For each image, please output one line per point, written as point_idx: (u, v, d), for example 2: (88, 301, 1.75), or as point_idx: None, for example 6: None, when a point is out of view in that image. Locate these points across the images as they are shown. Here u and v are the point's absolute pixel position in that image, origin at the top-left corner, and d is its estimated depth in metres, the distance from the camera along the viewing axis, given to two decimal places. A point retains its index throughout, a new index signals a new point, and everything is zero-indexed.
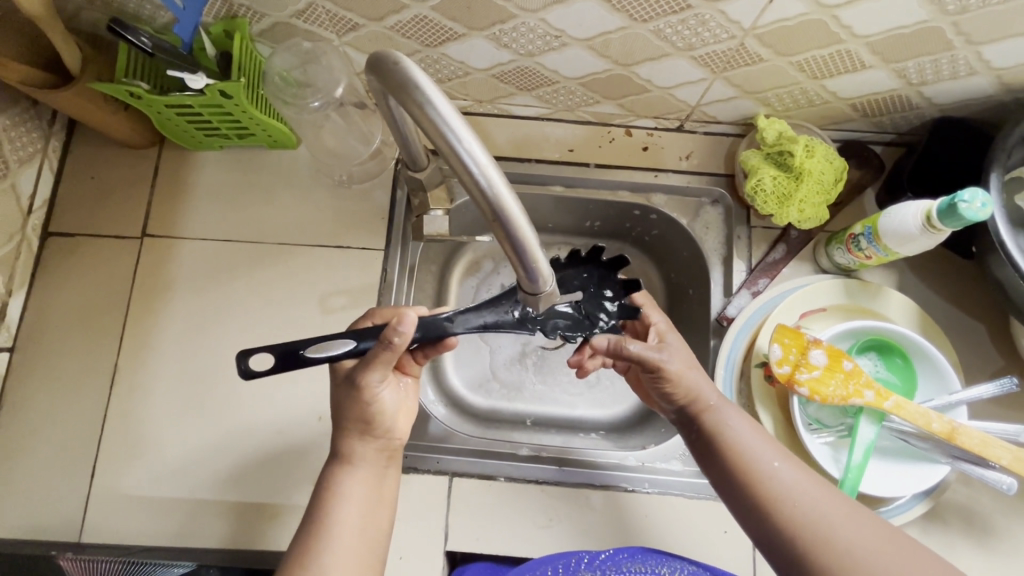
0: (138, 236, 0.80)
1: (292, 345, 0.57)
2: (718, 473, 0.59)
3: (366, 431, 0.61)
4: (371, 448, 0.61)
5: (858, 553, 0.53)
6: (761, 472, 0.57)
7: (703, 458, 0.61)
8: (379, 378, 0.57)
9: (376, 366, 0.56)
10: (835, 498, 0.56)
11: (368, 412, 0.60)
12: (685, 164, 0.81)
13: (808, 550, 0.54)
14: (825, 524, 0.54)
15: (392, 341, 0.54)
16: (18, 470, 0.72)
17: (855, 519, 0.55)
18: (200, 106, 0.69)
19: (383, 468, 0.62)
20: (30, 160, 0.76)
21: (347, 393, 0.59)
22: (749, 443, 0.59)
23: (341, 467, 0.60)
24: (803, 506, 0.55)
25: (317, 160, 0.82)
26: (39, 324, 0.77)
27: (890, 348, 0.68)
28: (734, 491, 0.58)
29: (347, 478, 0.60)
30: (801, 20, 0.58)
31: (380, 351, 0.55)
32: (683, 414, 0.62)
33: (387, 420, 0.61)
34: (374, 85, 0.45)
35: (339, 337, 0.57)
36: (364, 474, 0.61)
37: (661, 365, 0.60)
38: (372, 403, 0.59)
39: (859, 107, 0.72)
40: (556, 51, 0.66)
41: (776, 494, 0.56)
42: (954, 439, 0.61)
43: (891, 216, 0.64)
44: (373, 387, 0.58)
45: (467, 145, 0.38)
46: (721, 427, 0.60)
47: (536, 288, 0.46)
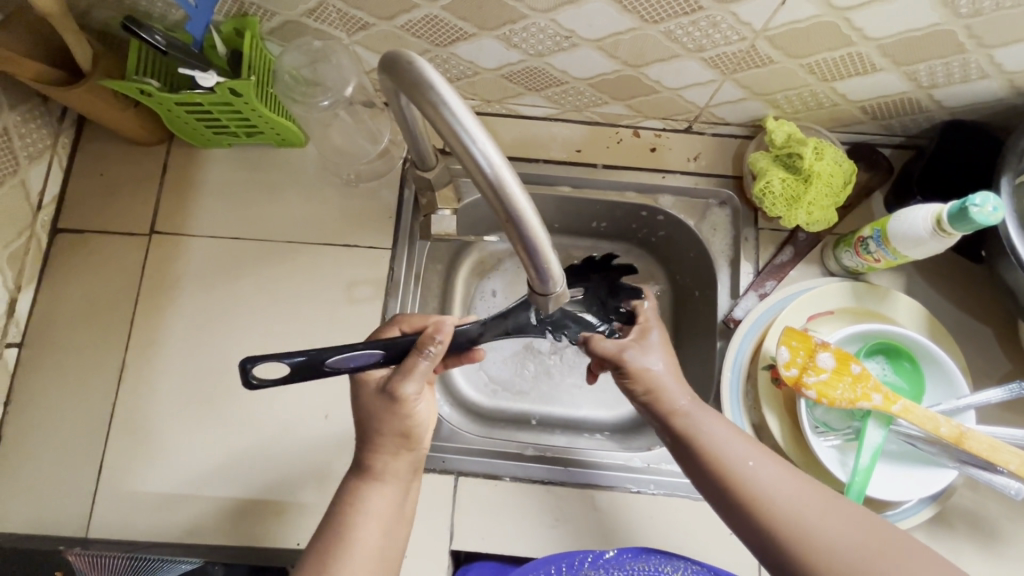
0: (146, 233, 0.80)
1: (318, 356, 0.55)
2: (698, 477, 0.57)
3: (402, 447, 0.60)
4: (400, 462, 0.61)
5: (845, 554, 0.50)
6: (739, 474, 0.55)
7: (681, 462, 0.58)
8: (416, 388, 0.58)
9: (415, 374, 0.57)
10: (818, 496, 0.54)
11: (404, 424, 0.59)
12: (693, 165, 0.81)
13: (794, 552, 0.52)
14: (810, 526, 0.52)
15: (430, 349, 0.57)
16: (25, 465, 0.73)
17: (841, 517, 0.52)
18: (210, 104, 0.69)
19: (409, 481, 0.62)
20: (40, 156, 0.76)
21: (382, 405, 0.59)
22: (724, 444, 0.57)
23: (368, 483, 0.59)
24: (786, 508, 0.53)
25: (325, 159, 0.82)
26: (47, 320, 0.77)
27: (898, 352, 0.68)
28: (714, 494, 0.56)
29: (375, 494, 0.59)
30: (813, 22, 0.58)
31: (418, 361, 0.57)
32: (656, 416, 0.60)
33: (422, 432, 0.61)
34: (386, 85, 0.46)
35: (366, 345, 0.58)
36: (392, 490, 0.60)
37: (626, 361, 0.61)
38: (409, 416, 0.59)
39: (869, 110, 0.72)
40: (567, 52, 0.66)
41: (757, 495, 0.54)
42: (962, 444, 0.61)
43: (901, 219, 0.64)
44: (412, 400, 0.58)
45: (480, 145, 0.38)
46: (695, 428, 0.58)
47: (546, 289, 0.46)
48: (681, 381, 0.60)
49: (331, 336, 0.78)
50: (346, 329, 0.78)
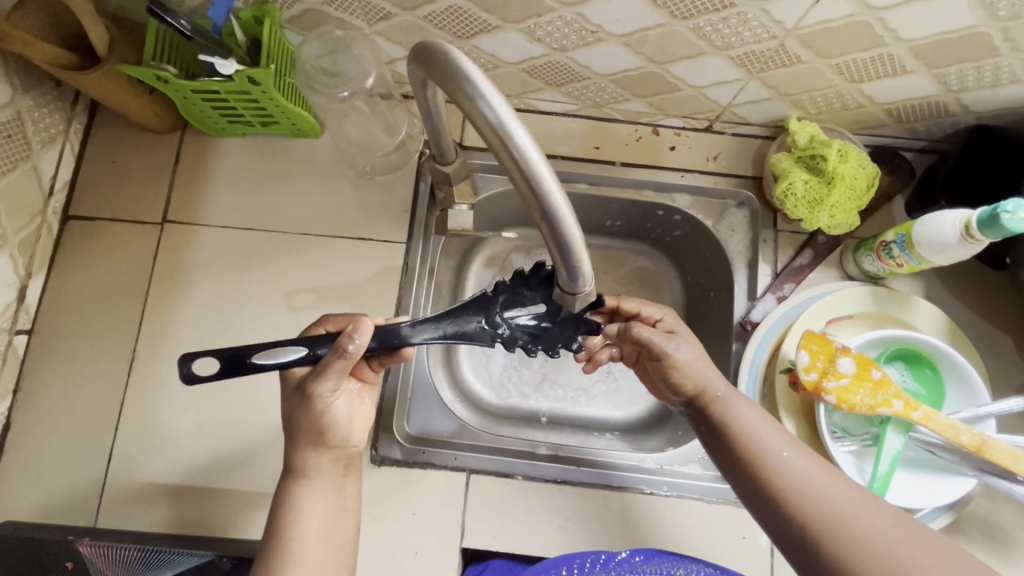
0: (158, 222, 0.79)
1: (239, 351, 0.54)
2: (727, 463, 0.57)
3: (320, 442, 0.58)
4: (327, 458, 0.59)
5: (876, 550, 0.49)
6: (771, 463, 0.54)
7: (712, 447, 0.58)
8: (332, 385, 0.55)
9: (328, 373, 0.54)
10: (852, 490, 0.53)
11: (321, 421, 0.57)
12: (712, 165, 0.80)
13: (821, 544, 0.51)
14: (841, 518, 0.51)
15: (346, 347, 0.52)
16: (34, 452, 0.72)
17: (875, 514, 0.51)
18: (227, 92, 0.68)
19: (341, 476, 0.61)
20: (52, 142, 0.75)
21: (298, 402, 0.56)
22: (758, 433, 0.56)
23: (297, 482, 0.58)
24: (817, 500, 0.52)
25: (340, 151, 0.81)
26: (58, 307, 0.76)
27: (918, 358, 0.67)
28: (743, 481, 0.55)
29: (306, 492, 0.58)
30: (845, 21, 0.57)
31: (332, 359, 0.53)
32: (689, 404, 0.59)
33: (341, 429, 0.59)
34: (416, 75, 0.45)
35: (290, 342, 0.55)
36: (323, 485, 0.59)
37: (669, 353, 0.58)
38: (324, 413, 0.57)
39: (895, 113, 0.71)
40: (591, 46, 0.65)
41: (788, 484, 0.53)
42: (983, 452, 0.60)
43: (927, 224, 0.63)
44: (325, 396, 0.55)
45: (519, 139, 0.38)
46: (729, 415, 0.57)
47: (575, 288, 0.45)
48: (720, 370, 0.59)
49: None
50: None
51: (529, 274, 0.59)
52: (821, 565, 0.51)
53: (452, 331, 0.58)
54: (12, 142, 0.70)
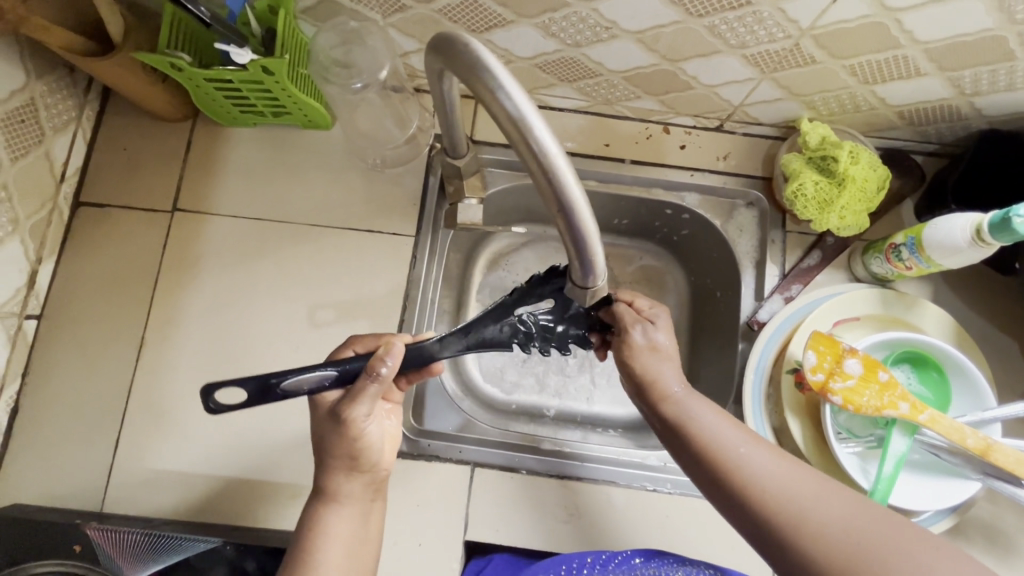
0: (168, 210, 0.79)
1: (270, 379, 0.56)
2: (691, 465, 0.57)
3: (353, 467, 0.59)
4: (358, 483, 0.60)
5: (840, 539, 0.49)
6: (729, 462, 0.55)
7: (674, 449, 0.58)
8: (367, 411, 0.57)
9: (362, 398, 0.56)
10: (813, 481, 0.53)
11: (355, 447, 0.58)
12: (722, 164, 0.80)
13: (788, 539, 0.51)
14: (802, 510, 0.51)
15: (378, 369, 0.55)
16: (41, 437, 0.73)
17: (837, 502, 0.52)
18: (240, 81, 0.68)
19: (369, 502, 0.61)
20: (64, 128, 0.75)
21: (332, 428, 0.58)
22: (715, 432, 0.56)
23: (326, 505, 0.58)
24: (778, 495, 0.52)
25: (352, 143, 0.82)
26: (67, 292, 0.77)
27: (925, 362, 0.67)
28: (708, 481, 0.56)
29: (334, 517, 0.58)
30: (861, 22, 0.57)
31: (365, 384, 0.55)
32: (647, 404, 0.60)
33: (374, 453, 0.60)
34: (432, 66, 0.45)
35: (320, 367, 0.57)
36: (351, 511, 0.59)
37: (628, 340, 0.60)
38: (358, 438, 0.58)
39: (906, 115, 0.71)
40: (604, 43, 0.65)
41: (749, 481, 0.54)
42: (988, 456, 0.61)
43: (937, 227, 0.63)
44: (360, 421, 0.57)
45: (540, 133, 0.38)
46: (686, 415, 0.58)
47: (587, 282, 0.46)
48: (678, 370, 0.59)
49: (351, 323, 0.78)
50: (367, 316, 0.78)
51: (546, 275, 0.60)
52: (792, 560, 0.51)
53: (475, 342, 0.61)
54: (26, 127, 0.70)
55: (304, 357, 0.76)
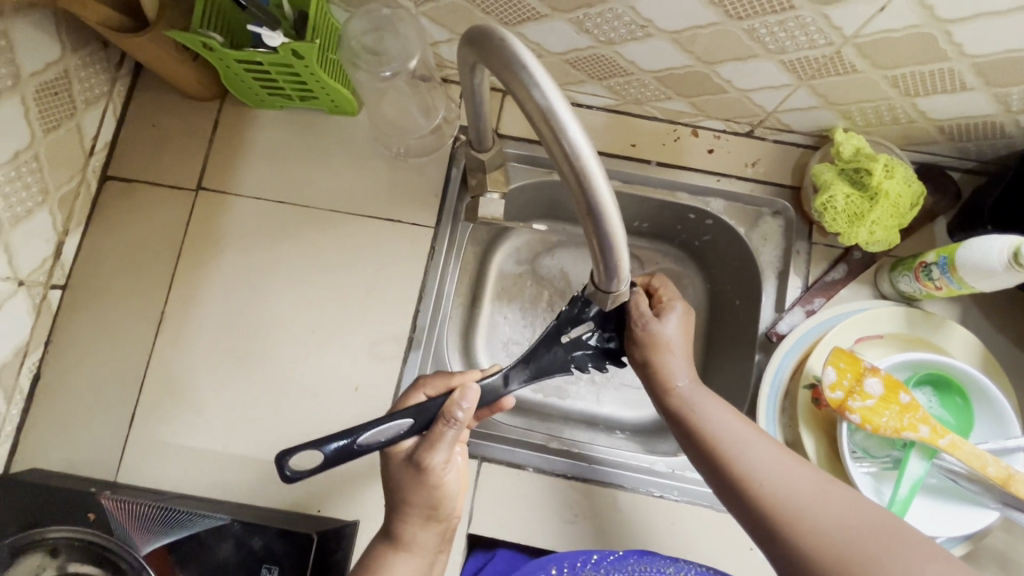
0: (193, 188, 0.80)
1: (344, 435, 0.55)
2: (693, 455, 0.60)
3: (430, 516, 0.58)
4: (433, 533, 0.59)
5: (833, 533, 0.50)
6: (725, 451, 0.57)
7: (678, 439, 0.62)
8: (444, 458, 0.57)
9: (442, 444, 0.56)
10: (811, 478, 0.55)
11: (433, 494, 0.58)
12: (750, 171, 0.78)
13: (781, 530, 0.52)
14: (796, 502, 0.53)
15: (457, 415, 0.55)
16: (61, 403, 0.74)
17: (833, 500, 0.52)
18: (270, 64, 0.68)
19: (437, 553, 0.61)
20: (96, 102, 0.76)
21: (409, 476, 0.57)
22: (716, 424, 0.59)
23: (398, 552, 0.58)
24: (772, 487, 0.54)
25: (377, 130, 0.81)
26: (91, 264, 0.78)
27: (949, 385, 0.66)
28: (709, 470, 0.58)
29: (403, 565, 0.57)
30: (908, 32, 0.55)
31: (444, 431, 0.56)
32: (654, 394, 0.64)
33: (451, 501, 0.59)
34: (466, 58, 0.45)
35: (394, 418, 0.56)
36: (420, 561, 0.59)
37: (636, 330, 0.64)
38: (437, 486, 0.58)
39: (946, 130, 0.69)
40: (639, 41, 0.64)
41: (745, 471, 0.56)
42: (1009, 486, 0.59)
43: (972, 247, 0.61)
44: (440, 468, 0.57)
45: (572, 132, 0.37)
46: (688, 406, 0.62)
47: (610, 287, 0.45)
48: (684, 363, 0.63)
49: (368, 311, 0.78)
50: (384, 304, 0.78)
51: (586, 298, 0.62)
52: (784, 552, 0.52)
53: (537, 371, 0.63)
54: (60, 100, 0.71)
55: (321, 342, 0.77)
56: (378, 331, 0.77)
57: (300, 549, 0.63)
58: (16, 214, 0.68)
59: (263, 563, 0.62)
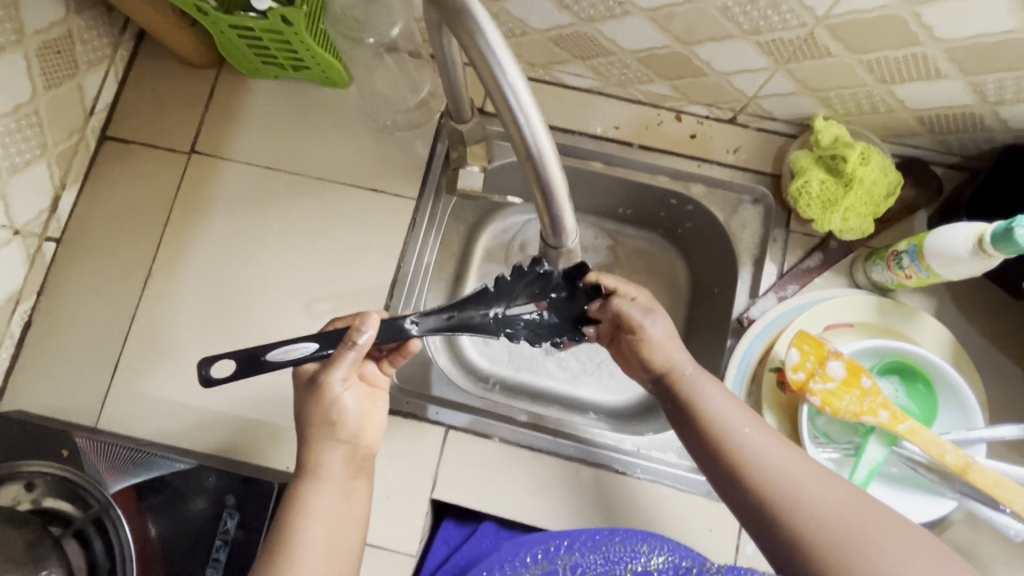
0: (186, 152, 0.83)
1: (254, 350, 0.57)
2: (696, 442, 0.58)
3: (334, 435, 0.57)
4: (340, 455, 0.58)
5: (831, 523, 0.51)
6: (732, 441, 0.56)
7: (680, 426, 0.59)
8: (343, 375, 0.56)
9: (340, 362, 0.56)
10: (810, 467, 0.54)
11: (332, 413, 0.57)
12: (731, 157, 0.79)
13: (784, 520, 0.52)
14: (797, 493, 0.52)
15: (355, 336, 0.55)
16: (49, 350, 0.77)
17: (830, 488, 0.53)
18: (262, 30, 0.71)
19: (351, 480, 0.59)
20: (98, 64, 0.79)
21: (308, 395, 0.57)
22: (723, 412, 0.57)
23: (307, 481, 0.57)
24: (778, 477, 0.54)
25: (366, 103, 0.84)
26: (86, 220, 0.81)
27: (913, 373, 0.66)
28: (710, 459, 0.57)
29: (314, 492, 0.56)
30: (879, 14, 0.55)
31: (342, 351, 0.56)
32: (658, 382, 0.61)
33: (352, 422, 0.58)
34: (431, 17, 0.46)
35: (303, 339, 0.57)
36: (332, 489, 0.57)
37: (636, 323, 0.60)
38: (334, 407, 0.57)
39: (926, 121, 0.69)
40: (618, 19, 0.65)
41: (751, 462, 0.55)
42: (966, 475, 0.59)
43: (940, 235, 0.62)
44: (336, 385, 0.56)
45: (512, 79, 0.39)
46: (695, 394, 0.58)
47: (556, 237, 0.47)
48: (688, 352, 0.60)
49: (347, 277, 0.80)
50: (364, 272, 0.80)
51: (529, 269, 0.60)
52: (786, 540, 0.52)
53: (456, 323, 0.59)
54: (62, 59, 0.74)
55: (300, 306, 0.79)
56: (356, 299, 0.79)
57: (261, 496, 0.65)
58: (14, 165, 0.71)
59: (226, 509, 0.65)
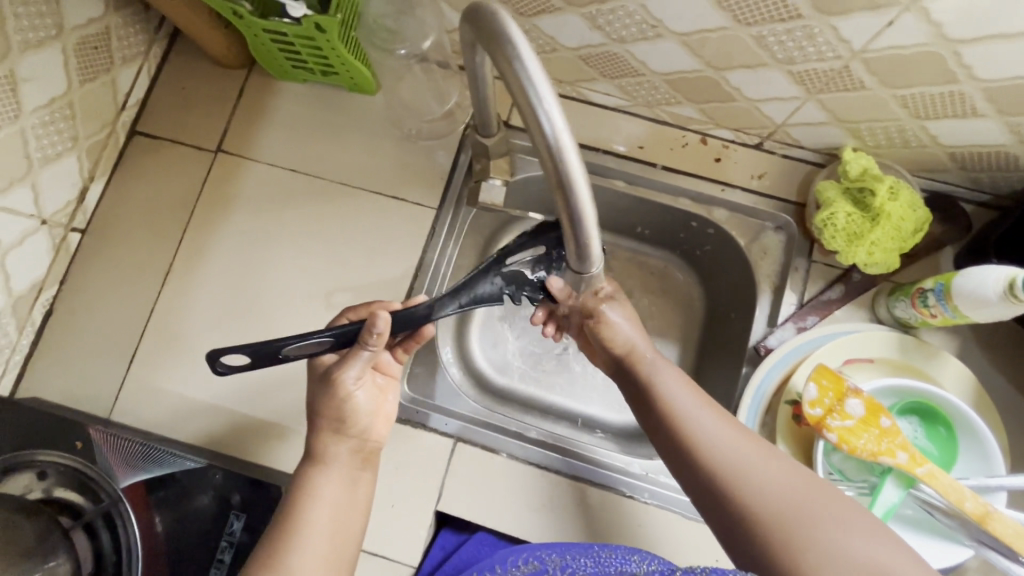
0: (212, 149, 0.84)
1: (269, 345, 0.56)
2: (651, 423, 0.61)
3: (340, 430, 0.61)
4: (345, 447, 0.62)
5: (774, 502, 0.53)
6: (684, 423, 0.58)
7: (639, 408, 0.62)
8: (356, 373, 0.59)
9: (353, 362, 0.59)
10: (758, 448, 0.57)
11: (343, 409, 0.61)
12: (756, 183, 0.78)
13: (729, 496, 0.54)
14: (743, 472, 0.55)
15: (371, 339, 0.56)
16: (67, 339, 0.78)
17: (774, 469, 0.55)
18: (295, 36, 0.71)
19: (358, 470, 0.63)
20: (132, 60, 0.81)
21: (321, 389, 0.61)
22: (677, 396, 0.60)
23: (316, 467, 0.61)
24: (725, 457, 0.56)
25: (393, 111, 0.84)
26: (111, 212, 0.82)
27: (934, 416, 0.64)
28: (665, 440, 0.60)
29: (322, 479, 0.60)
30: (918, 51, 0.55)
31: (357, 351, 0.58)
32: (619, 366, 0.64)
33: (362, 418, 0.62)
34: (466, 37, 0.46)
35: (315, 335, 0.57)
36: (338, 476, 0.61)
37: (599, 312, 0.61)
38: (346, 402, 0.60)
39: (958, 158, 0.68)
40: (649, 41, 0.65)
41: (701, 442, 0.57)
42: (986, 523, 0.57)
43: (969, 276, 0.61)
44: (349, 383, 0.59)
45: (547, 104, 0.38)
46: (652, 378, 0.61)
47: (582, 267, 0.46)
48: (646, 337, 0.63)
49: (364, 283, 0.80)
50: (380, 278, 0.81)
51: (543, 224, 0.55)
52: (732, 516, 0.54)
53: (468, 299, 0.59)
54: (98, 54, 0.75)
55: (315, 309, 0.79)
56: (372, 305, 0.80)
57: (270, 500, 0.65)
58: (46, 155, 0.73)
59: (232, 510, 0.65)
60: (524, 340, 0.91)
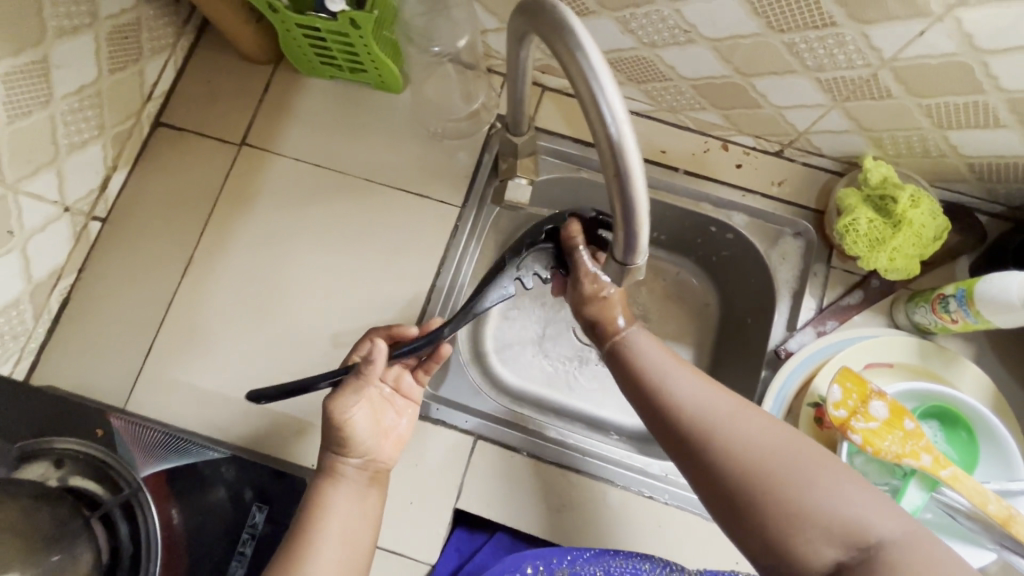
0: (236, 143, 0.84)
1: (296, 387, 0.63)
2: (626, 387, 0.58)
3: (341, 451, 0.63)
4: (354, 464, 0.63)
5: (751, 457, 0.49)
6: (658, 383, 0.56)
7: (615, 373, 0.60)
8: (356, 401, 0.61)
9: (349, 390, 0.60)
10: (735, 405, 0.53)
11: (342, 430, 0.61)
12: (776, 190, 0.79)
13: (705, 454, 0.51)
14: (718, 428, 0.51)
15: (364, 369, 0.58)
16: (83, 329, 0.77)
17: (753, 419, 0.52)
18: (328, 31, 0.72)
19: (366, 487, 0.64)
20: (160, 52, 0.81)
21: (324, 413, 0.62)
22: (651, 357, 0.58)
23: (330, 482, 0.62)
24: (699, 414, 0.53)
25: (418, 110, 0.85)
26: (133, 202, 0.82)
27: (955, 420, 0.65)
28: (641, 402, 0.57)
29: (336, 493, 0.61)
30: (946, 60, 0.57)
31: (352, 382, 0.59)
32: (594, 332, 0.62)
33: (362, 439, 0.63)
34: (519, 28, 0.47)
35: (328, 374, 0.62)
36: (348, 490, 0.62)
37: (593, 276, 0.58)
38: (346, 424, 0.61)
39: (976, 168, 0.69)
40: (680, 46, 0.66)
41: (674, 401, 0.54)
42: (1009, 526, 0.58)
43: (991, 283, 0.62)
44: (345, 410, 0.60)
45: (608, 95, 0.39)
46: (627, 343, 0.60)
47: (626, 258, 0.47)
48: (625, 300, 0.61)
49: (385, 279, 0.80)
50: (401, 275, 0.81)
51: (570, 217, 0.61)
52: (710, 474, 0.51)
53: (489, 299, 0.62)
54: (129, 43, 0.75)
55: (335, 305, 0.79)
56: (393, 301, 0.80)
57: (293, 492, 0.69)
58: (73, 143, 0.72)
59: (251, 503, 0.68)
60: (540, 341, 0.92)
